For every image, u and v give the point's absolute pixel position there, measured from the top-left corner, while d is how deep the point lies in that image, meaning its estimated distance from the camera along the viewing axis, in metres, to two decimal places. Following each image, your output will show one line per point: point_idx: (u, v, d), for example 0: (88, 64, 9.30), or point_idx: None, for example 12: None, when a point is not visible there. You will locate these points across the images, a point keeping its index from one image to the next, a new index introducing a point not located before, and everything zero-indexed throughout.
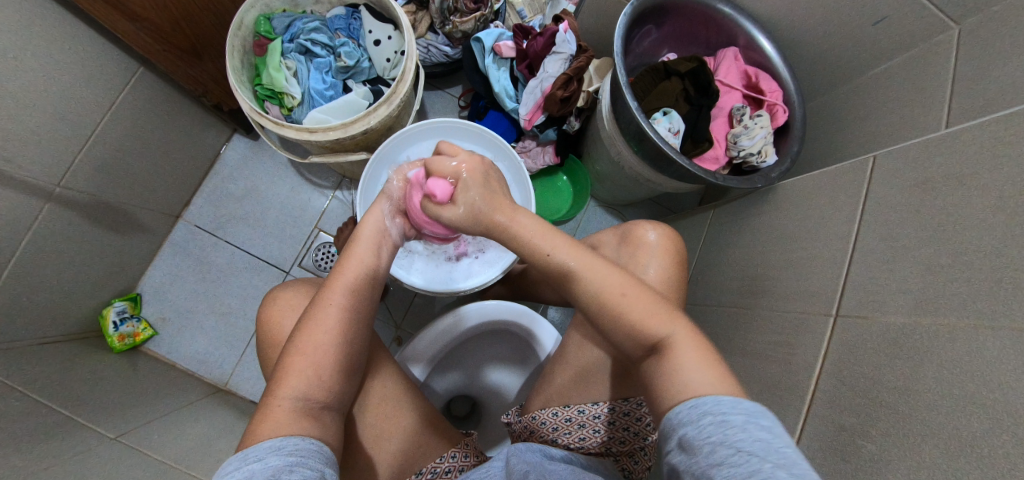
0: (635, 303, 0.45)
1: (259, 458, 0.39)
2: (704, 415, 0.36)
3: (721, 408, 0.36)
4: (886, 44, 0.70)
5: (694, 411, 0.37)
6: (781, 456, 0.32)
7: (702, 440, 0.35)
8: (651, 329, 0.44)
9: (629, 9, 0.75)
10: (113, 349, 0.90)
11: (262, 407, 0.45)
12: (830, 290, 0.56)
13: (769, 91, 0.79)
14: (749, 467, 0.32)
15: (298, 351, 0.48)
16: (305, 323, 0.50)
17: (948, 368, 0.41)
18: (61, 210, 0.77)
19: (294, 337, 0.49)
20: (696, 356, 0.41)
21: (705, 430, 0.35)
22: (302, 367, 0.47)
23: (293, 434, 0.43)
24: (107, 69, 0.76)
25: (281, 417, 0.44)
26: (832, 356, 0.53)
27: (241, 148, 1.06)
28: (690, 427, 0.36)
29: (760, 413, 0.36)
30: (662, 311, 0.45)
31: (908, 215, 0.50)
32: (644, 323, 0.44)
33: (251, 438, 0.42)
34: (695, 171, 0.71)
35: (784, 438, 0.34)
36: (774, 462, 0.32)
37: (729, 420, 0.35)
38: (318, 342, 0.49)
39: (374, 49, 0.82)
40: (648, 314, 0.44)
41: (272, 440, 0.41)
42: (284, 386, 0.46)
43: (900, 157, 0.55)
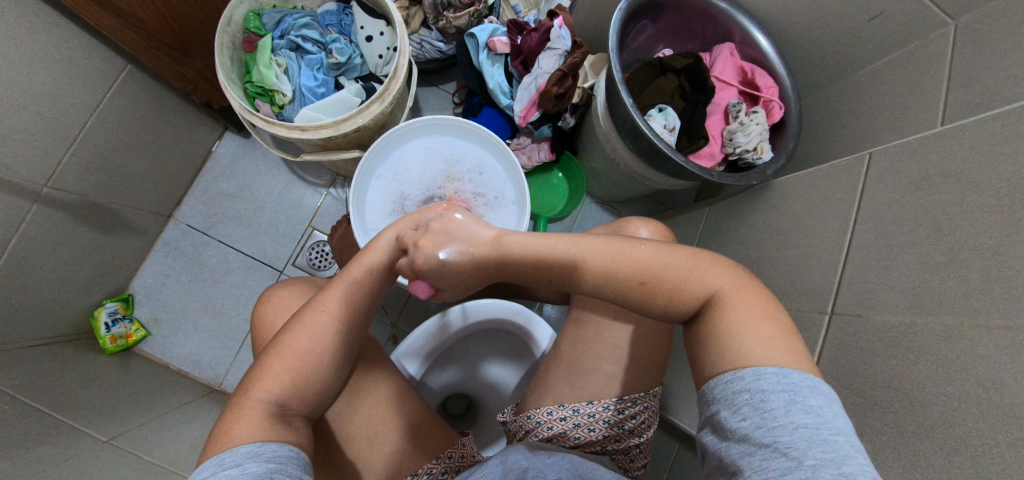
0: (662, 283, 0.44)
1: (235, 463, 0.38)
2: (741, 395, 0.36)
3: (761, 389, 0.36)
4: (881, 40, 0.69)
5: (731, 389, 0.37)
6: (820, 445, 0.32)
7: (737, 420, 0.36)
8: (696, 289, 0.43)
9: (624, 4, 0.74)
10: (106, 350, 0.89)
11: (231, 409, 0.44)
12: (826, 287, 0.56)
13: (765, 88, 0.79)
14: (782, 460, 0.32)
15: (279, 354, 0.48)
16: (292, 326, 0.50)
17: (943, 367, 0.41)
18: (50, 210, 0.76)
19: (277, 341, 0.49)
20: (745, 312, 0.41)
21: (741, 412, 0.36)
22: (281, 370, 0.47)
23: (269, 440, 0.41)
24: (94, 66, 0.74)
25: (252, 419, 0.42)
26: (827, 355, 0.52)
27: (233, 146, 1.05)
28: (726, 406, 0.37)
29: (805, 391, 0.35)
30: (701, 270, 0.44)
31: (904, 212, 0.50)
32: (688, 285, 0.44)
33: (219, 441, 0.41)
34: (691, 168, 0.71)
35: (830, 420, 0.34)
36: (812, 453, 0.32)
37: (767, 403, 0.35)
38: (301, 346, 0.49)
39: (366, 45, 0.80)
40: (692, 273, 0.44)
41: (247, 445, 0.40)
42: (258, 388, 0.45)
43: (895, 154, 0.55)
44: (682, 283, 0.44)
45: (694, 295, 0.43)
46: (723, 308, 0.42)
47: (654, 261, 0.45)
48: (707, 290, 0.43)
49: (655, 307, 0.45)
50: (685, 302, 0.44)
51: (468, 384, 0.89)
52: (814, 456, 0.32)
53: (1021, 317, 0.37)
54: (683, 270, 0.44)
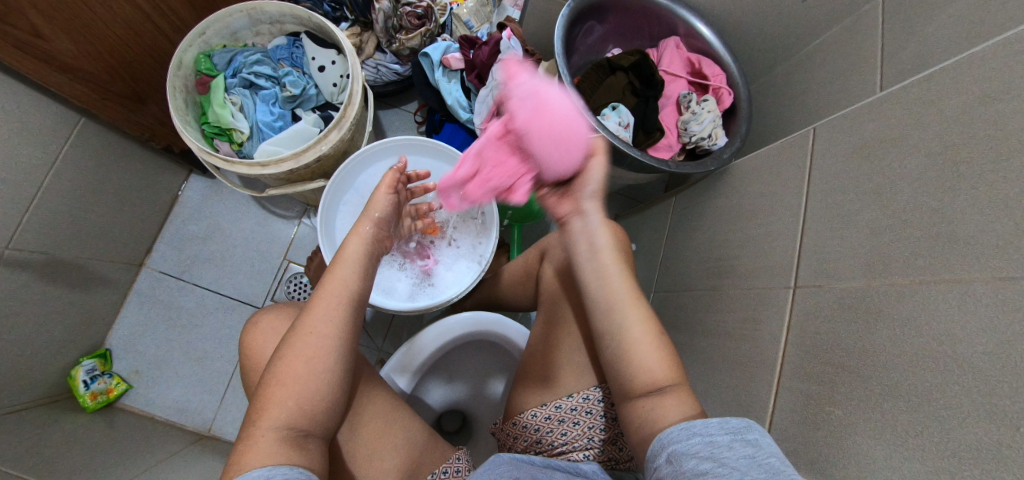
0: (650, 348, 0.49)
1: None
2: (693, 435, 0.39)
3: (709, 429, 0.39)
4: (818, 19, 0.72)
5: (684, 432, 0.41)
6: (760, 469, 0.35)
7: (690, 455, 0.38)
8: (649, 373, 0.48)
9: (566, 9, 0.76)
10: (86, 408, 0.87)
11: (246, 439, 0.45)
12: (787, 262, 0.57)
13: (712, 76, 0.81)
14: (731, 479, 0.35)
15: (278, 382, 0.48)
16: (284, 352, 0.49)
17: (901, 325, 0.42)
18: (14, 272, 0.75)
19: (271, 370, 0.49)
20: (685, 404, 0.45)
21: (692, 448, 0.39)
22: (283, 397, 0.47)
23: (280, 464, 0.43)
24: (47, 124, 0.74)
25: (265, 447, 0.44)
26: (794, 327, 0.53)
27: (200, 189, 1.05)
28: (680, 444, 0.40)
29: (744, 429, 0.39)
30: (662, 361, 0.48)
31: (852, 180, 0.52)
32: (642, 363, 0.48)
33: (235, 469, 0.43)
34: (647, 161, 0.73)
35: (767, 452, 0.37)
36: (754, 474, 0.35)
37: (716, 440, 0.38)
38: (296, 371, 0.48)
39: (319, 75, 0.81)
40: (649, 361, 0.48)
41: (260, 469, 0.42)
42: (267, 418, 0.46)
43: (839, 125, 0.56)
44: (637, 356, 0.48)
45: (648, 377, 0.47)
46: (664, 396, 0.46)
47: (632, 332, 0.50)
48: (660, 380, 0.47)
49: (627, 357, 0.49)
50: (640, 379, 0.48)
51: (463, 400, 0.88)
52: (758, 479, 0.35)
53: (966, 268, 0.38)
54: (642, 352, 0.49)
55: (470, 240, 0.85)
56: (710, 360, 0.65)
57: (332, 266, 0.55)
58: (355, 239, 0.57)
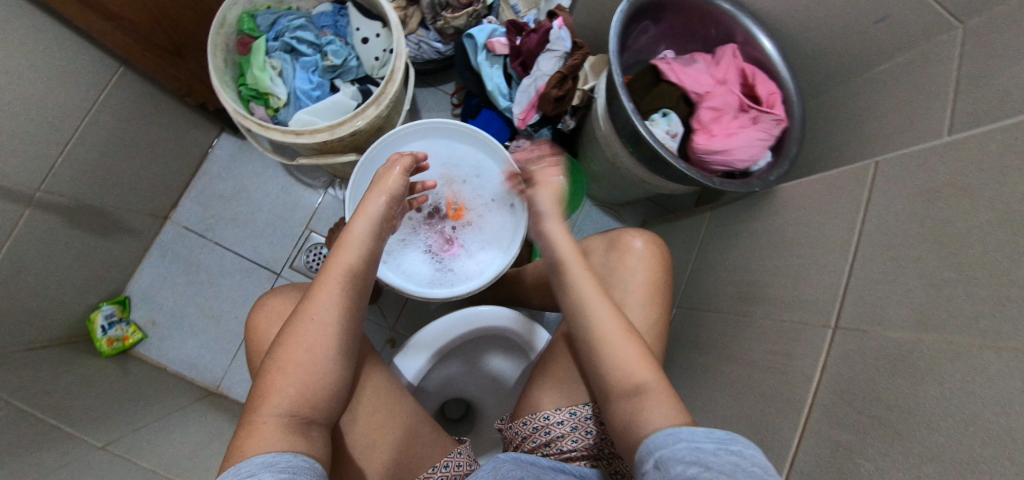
0: (621, 345, 0.49)
1: (250, 473, 0.39)
2: (679, 441, 0.38)
3: (695, 436, 0.38)
4: (887, 44, 0.67)
5: (670, 437, 0.40)
6: (743, 476, 0.34)
7: (675, 461, 0.37)
8: (627, 372, 0.48)
9: (624, 6, 0.73)
10: (102, 353, 0.89)
11: (247, 424, 0.45)
12: (829, 299, 0.54)
13: (768, 93, 0.76)
14: None
15: (279, 369, 0.48)
16: (285, 340, 0.50)
17: (949, 388, 0.40)
18: (44, 215, 0.75)
19: (274, 355, 0.49)
20: (667, 404, 0.45)
21: (679, 453, 0.37)
22: (284, 384, 0.47)
23: (284, 451, 0.43)
24: (86, 69, 0.73)
25: (267, 432, 0.44)
26: (829, 369, 0.51)
27: (229, 148, 1.04)
28: (666, 450, 0.39)
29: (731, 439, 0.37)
30: (640, 360, 0.48)
31: (912, 224, 0.49)
32: (619, 359, 0.49)
33: (236, 454, 0.43)
34: (693, 175, 0.69)
35: (753, 462, 0.36)
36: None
37: (701, 446, 0.37)
38: (297, 358, 0.49)
39: (362, 47, 0.79)
40: (630, 358, 0.49)
41: (261, 456, 0.42)
42: (268, 404, 0.46)
43: (903, 163, 0.53)
44: (615, 350, 0.49)
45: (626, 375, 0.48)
46: (644, 396, 0.46)
47: (601, 325, 0.51)
48: (638, 379, 0.47)
49: (604, 358, 0.50)
50: (618, 378, 0.48)
51: (464, 389, 0.90)
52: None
53: None
54: (617, 347, 0.49)
55: (494, 231, 0.83)
56: (730, 387, 0.63)
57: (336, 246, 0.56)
58: (364, 218, 0.59)
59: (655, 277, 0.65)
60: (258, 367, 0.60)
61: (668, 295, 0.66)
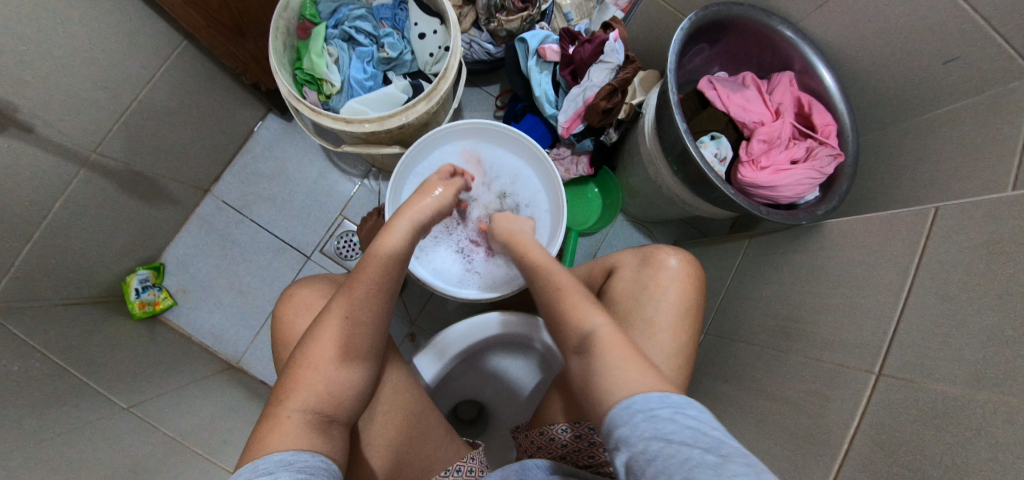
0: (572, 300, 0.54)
1: (268, 471, 0.40)
2: (636, 414, 0.39)
3: (651, 405, 0.39)
4: (955, 87, 0.65)
5: (627, 412, 0.40)
6: (704, 440, 0.35)
7: (636, 437, 0.37)
8: (577, 325, 0.51)
9: (685, 24, 0.72)
10: (133, 316, 0.91)
11: (270, 417, 0.46)
12: (876, 345, 0.53)
13: (822, 125, 0.74)
14: (679, 455, 0.34)
15: (309, 365, 0.49)
16: (315, 335, 0.50)
17: (1002, 452, 0.38)
18: (94, 177, 0.77)
19: (303, 349, 0.50)
20: (614, 349, 0.46)
21: (638, 428, 0.38)
22: (313, 380, 0.48)
23: (302, 450, 0.43)
24: (151, 41, 0.75)
25: (290, 427, 0.45)
26: (870, 417, 0.50)
27: (275, 129, 1.06)
28: (625, 427, 0.39)
29: (684, 403, 0.39)
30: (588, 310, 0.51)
31: (972, 276, 0.47)
32: (571, 314, 0.52)
33: (257, 447, 0.43)
34: (740, 202, 0.68)
35: (710, 424, 0.37)
36: (702, 447, 0.34)
37: (658, 415, 0.38)
38: (328, 356, 0.49)
39: (418, 42, 0.80)
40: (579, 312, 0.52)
41: (281, 453, 0.42)
42: (294, 399, 0.47)
43: (967, 212, 0.51)
44: (568, 310, 0.53)
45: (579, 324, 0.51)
46: (595, 341, 0.48)
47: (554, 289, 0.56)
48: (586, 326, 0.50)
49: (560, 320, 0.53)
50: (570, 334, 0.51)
51: (480, 392, 0.89)
52: (705, 449, 0.34)
53: None
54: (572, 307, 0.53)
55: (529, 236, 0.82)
56: (759, 422, 0.62)
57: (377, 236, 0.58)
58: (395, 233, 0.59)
59: (687, 302, 0.64)
60: (283, 356, 0.61)
61: (699, 323, 0.65)
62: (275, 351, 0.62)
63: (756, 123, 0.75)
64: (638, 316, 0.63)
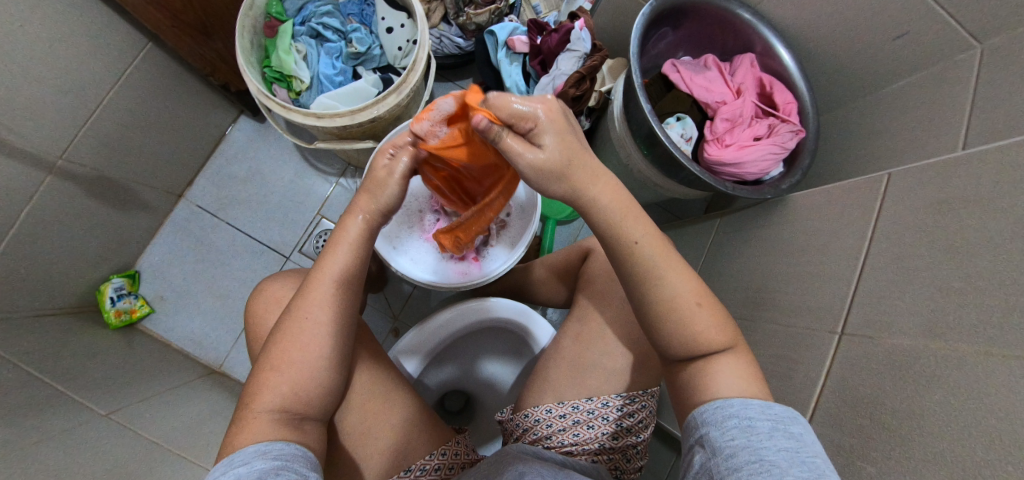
0: (706, 313, 0.46)
1: (243, 462, 0.41)
2: (730, 419, 0.40)
3: (749, 414, 0.40)
4: (905, 59, 0.68)
5: (720, 413, 0.41)
6: (800, 465, 0.36)
7: (725, 442, 0.39)
8: (701, 343, 0.45)
9: (647, 9, 0.74)
10: (110, 325, 0.89)
11: (239, 420, 0.46)
12: (836, 305, 0.55)
13: (783, 104, 0.77)
14: (769, 473, 0.36)
15: (271, 366, 0.48)
16: (279, 337, 0.50)
17: (954, 394, 0.40)
18: (62, 183, 0.76)
19: (268, 352, 0.49)
20: (741, 370, 0.45)
21: (730, 433, 0.39)
22: (276, 381, 0.48)
23: (276, 440, 0.44)
24: (115, 44, 0.75)
25: (258, 427, 0.45)
26: (834, 373, 0.52)
27: (247, 130, 1.05)
28: (714, 428, 0.40)
29: (788, 420, 0.39)
30: (719, 328, 0.46)
31: (921, 234, 0.49)
32: (699, 333, 0.45)
33: (229, 447, 0.44)
34: (705, 179, 0.70)
35: (809, 447, 0.38)
36: (794, 471, 0.36)
37: (755, 427, 0.39)
38: (290, 356, 0.49)
39: (386, 37, 0.81)
40: (706, 331, 0.45)
41: (256, 444, 0.43)
42: (259, 400, 0.47)
43: (916, 174, 0.53)
44: (699, 326, 0.45)
45: (705, 346, 0.45)
46: (720, 359, 0.45)
47: (677, 292, 0.46)
48: (714, 346, 0.45)
49: (687, 333, 0.45)
50: (690, 347, 0.46)
51: (467, 382, 0.89)
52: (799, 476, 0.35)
53: None
54: (700, 320, 0.45)
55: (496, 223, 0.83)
56: None
57: (330, 245, 0.53)
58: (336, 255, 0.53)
59: None
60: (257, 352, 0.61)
61: None
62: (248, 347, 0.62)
63: (718, 103, 0.78)
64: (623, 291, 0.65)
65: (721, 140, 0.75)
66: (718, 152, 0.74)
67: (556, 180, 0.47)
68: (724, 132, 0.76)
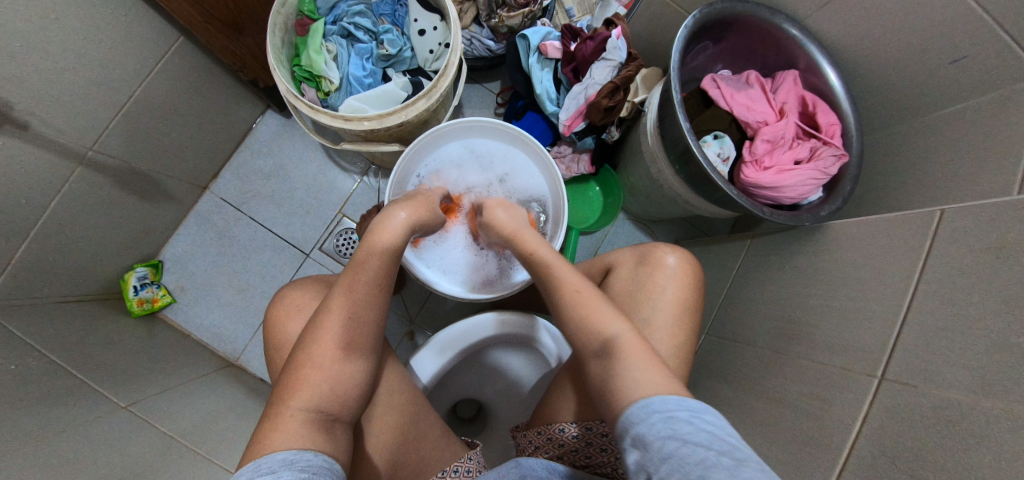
0: (587, 297, 0.51)
1: (270, 471, 0.40)
2: (652, 414, 0.38)
3: (667, 406, 0.38)
4: (963, 86, 0.64)
5: (642, 411, 0.39)
6: (720, 443, 0.35)
7: (651, 436, 0.37)
8: (596, 330, 0.48)
9: (690, 21, 0.71)
10: (132, 313, 0.90)
11: (272, 416, 0.46)
12: (877, 349, 0.52)
13: (827, 125, 0.73)
14: (697, 456, 0.33)
15: (312, 364, 0.49)
16: (316, 335, 0.50)
17: (1010, 460, 0.37)
18: (92, 175, 0.77)
19: (304, 349, 0.50)
20: (637, 354, 0.45)
21: (654, 428, 0.37)
22: (317, 380, 0.48)
23: (305, 448, 0.43)
24: (147, 37, 0.74)
25: (295, 426, 0.45)
26: (871, 421, 0.49)
27: (273, 124, 1.05)
28: (640, 426, 0.38)
29: (700, 407, 0.38)
30: (604, 315, 0.49)
31: (977, 282, 0.46)
32: (587, 318, 0.49)
33: (260, 447, 0.43)
34: (742, 202, 0.68)
35: (726, 428, 0.37)
36: (718, 450, 0.34)
37: (675, 416, 0.37)
38: (330, 354, 0.50)
39: (417, 39, 0.79)
40: (594, 315, 0.49)
41: (284, 452, 0.42)
42: (297, 397, 0.47)
43: (974, 216, 0.50)
44: (584, 313, 0.50)
45: (595, 326, 0.48)
46: (614, 346, 0.46)
47: (565, 284, 0.53)
48: (605, 329, 0.48)
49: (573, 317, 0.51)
50: (583, 333, 0.49)
51: (479, 390, 0.89)
52: (722, 452, 0.34)
53: None
54: (586, 304, 0.50)
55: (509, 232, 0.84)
56: (761, 425, 0.62)
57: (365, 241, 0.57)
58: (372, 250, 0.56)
59: (686, 300, 0.62)
60: (276, 358, 0.60)
61: (699, 320, 0.63)
62: (267, 353, 0.62)
63: (759, 122, 0.75)
64: (637, 316, 0.62)
65: (761, 162, 0.72)
66: (758, 174, 0.71)
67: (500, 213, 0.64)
68: (764, 154, 0.73)
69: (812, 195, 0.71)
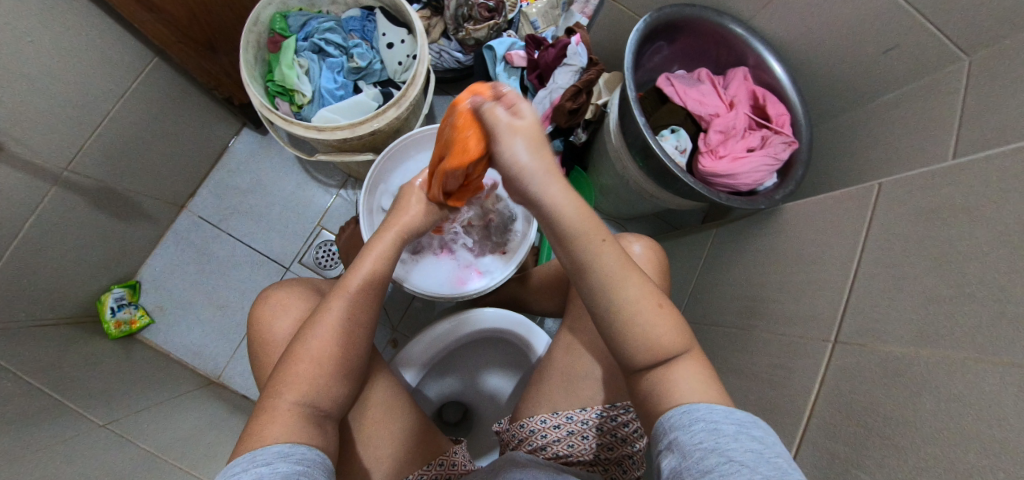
0: (659, 320, 0.42)
1: (266, 462, 0.40)
2: (696, 421, 0.37)
3: (713, 416, 0.37)
4: (895, 72, 0.69)
5: (686, 417, 0.38)
6: (768, 467, 0.32)
7: (692, 445, 0.35)
8: (663, 351, 0.42)
9: (642, 24, 0.76)
10: (109, 335, 0.89)
11: (265, 411, 0.46)
12: (830, 314, 0.55)
13: (776, 115, 0.78)
14: (737, 474, 0.32)
15: (308, 359, 0.49)
16: (309, 331, 0.51)
17: (947, 401, 0.40)
18: (67, 194, 0.78)
19: (298, 344, 0.50)
20: (698, 377, 0.41)
21: (695, 437, 0.36)
22: (312, 375, 0.49)
23: (299, 442, 0.44)
24: (121, 59, 0.76)
25: (289, 420, 0.45)
26: (828, 383, 0.52)
27: (250, 142, 1.07)
28: (681, 432, 0.37)
29: (750, 423, 0.36)
30: (674, 339, 0.42)
31: (911, 242, 0.50)
32: (654, 344, 0.42)
33: (254, 440, 0.43)
34: (699, 189, 0.71)
35: (777, 450, 0.34)
36: (763, 473, 0.31)
37: (720, 428, 0.35)
38: (325, 351, 0.50)
39: (386, 52, 0.83)
40: (663, 341, 0.42)
41: (277, 445, 0.42)
42: (291, 391, 0.47)
43: (906, 184, 0.54)
44: (652, 340, 0.42)
45: (662, 352, 0.42)
46: (677, 368, 0.42)
47: (632, 305, 0.42)
48: (670, 353, 0.42)
49: (638, 345, 0.42)
50: (648, 355, 0.42)
51: (463, 391, 0.89)
52: (768, 476, 0.31)
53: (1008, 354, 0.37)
54: (655, 330, 0.42)
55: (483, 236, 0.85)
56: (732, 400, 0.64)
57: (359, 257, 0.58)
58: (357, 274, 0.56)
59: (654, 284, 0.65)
60: (262, 358, 0.61)
61: None
62: (252, 353, 0.62)
63: (712, 115, 0.79)
64: None
65: (715, 152, 0.77)
66: (713, 163, 0.76)
67: (544, 179, 0.44)
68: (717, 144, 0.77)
69: (766, 180, 0.75)
